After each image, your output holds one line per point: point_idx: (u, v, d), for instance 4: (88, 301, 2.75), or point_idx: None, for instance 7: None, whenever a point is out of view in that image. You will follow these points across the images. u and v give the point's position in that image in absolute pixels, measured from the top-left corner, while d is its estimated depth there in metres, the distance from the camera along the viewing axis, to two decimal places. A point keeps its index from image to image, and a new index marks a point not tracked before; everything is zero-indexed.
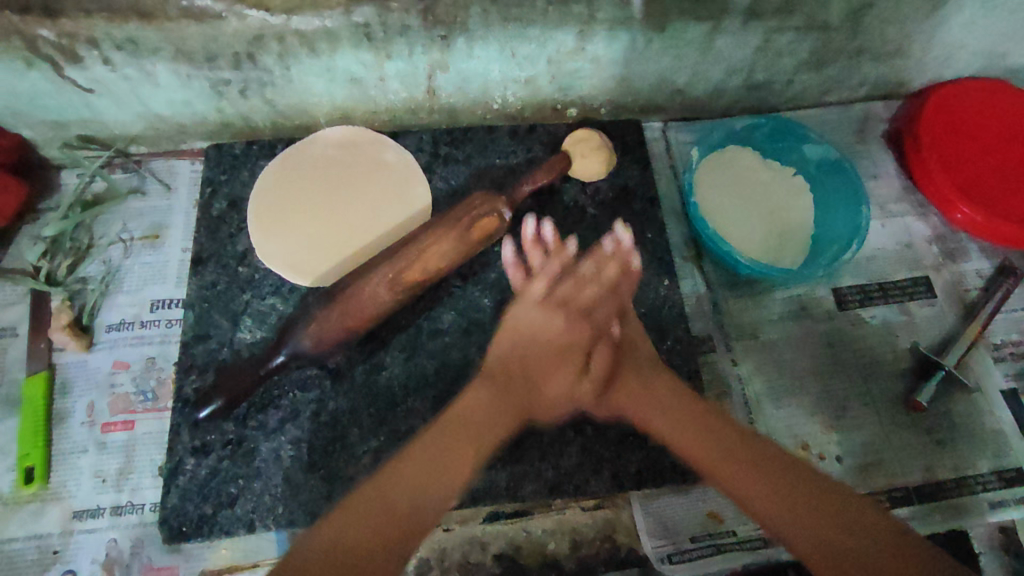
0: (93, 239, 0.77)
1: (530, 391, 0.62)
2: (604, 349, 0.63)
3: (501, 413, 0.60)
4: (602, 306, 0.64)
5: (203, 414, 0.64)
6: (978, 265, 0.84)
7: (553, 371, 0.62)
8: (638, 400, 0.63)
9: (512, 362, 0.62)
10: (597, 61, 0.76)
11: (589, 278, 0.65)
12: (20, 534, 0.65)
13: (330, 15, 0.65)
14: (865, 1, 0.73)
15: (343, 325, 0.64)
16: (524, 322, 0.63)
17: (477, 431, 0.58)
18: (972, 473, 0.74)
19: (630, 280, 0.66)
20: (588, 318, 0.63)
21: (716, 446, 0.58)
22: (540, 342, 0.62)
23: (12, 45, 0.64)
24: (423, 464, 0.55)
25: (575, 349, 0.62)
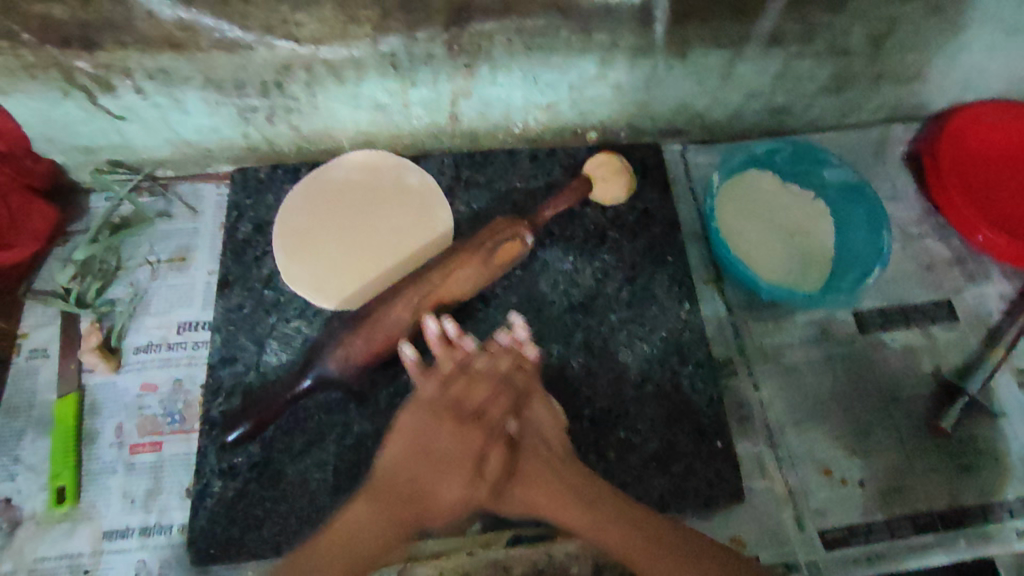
0: (122, 261, 0.79)
1: (418, 481, 0.55)
2: (507, 408, 0.59)
3: (404, 479, 0.55)
4: (495, 402, 0.58)
5: (231, 438, 0.65)
6: (1000, 287, 0.84)
7: (446, 472, 0.55)
8: (535, 481, 0.57)
9: (408, 444, 0.56)
10: (618, 87, 0.77)
11: (485, 356, 0.61)
12: (51, 554, 0.66)
13: (357, 45, 0.66)
14: (886, 27, 0.73)
15: (369, 351, 0.64)
16: (424, 440, 0.56)
17: (386, 497, 0.54)
18: (996, 500, 0.73)
19: (527, 376, 0.61)
20: (481, 422, 0.57)
21: (604, 521, 0.55)
22: (443, 425, 0.57)
23: (50, 77, 0.66)
24: (347, 535, 0.52)
25: (475, 423, 0.57)
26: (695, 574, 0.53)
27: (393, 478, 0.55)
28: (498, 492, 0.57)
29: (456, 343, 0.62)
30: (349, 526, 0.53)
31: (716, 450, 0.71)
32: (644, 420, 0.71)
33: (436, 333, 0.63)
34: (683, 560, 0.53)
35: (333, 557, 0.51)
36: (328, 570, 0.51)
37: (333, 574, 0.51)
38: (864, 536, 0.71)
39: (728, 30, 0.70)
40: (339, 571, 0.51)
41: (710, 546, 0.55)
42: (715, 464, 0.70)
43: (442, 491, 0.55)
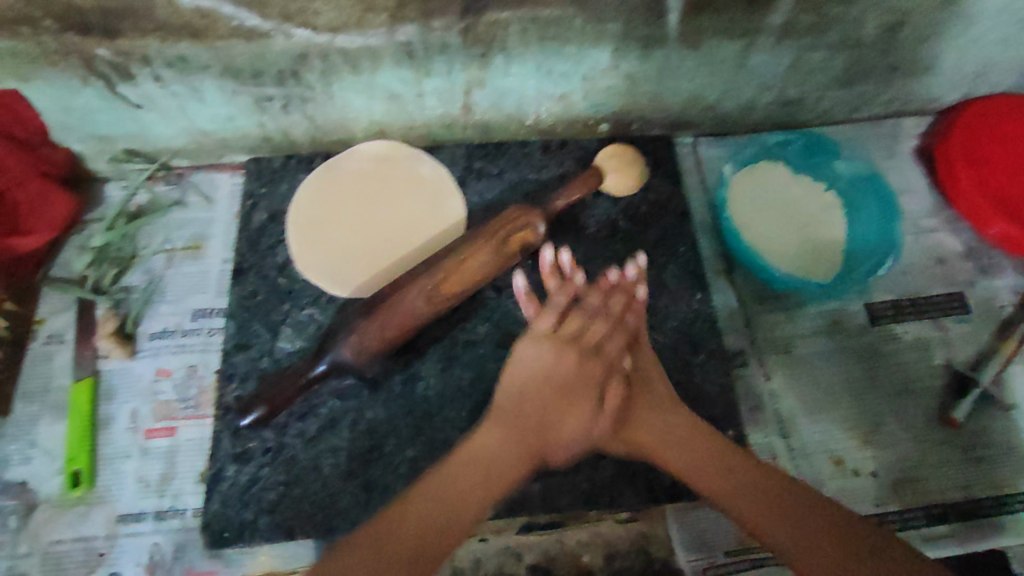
0: (137, 249, 0.79)
1: (542, 422, 0.57)
2: (620, 346, 0.60)
3: (530, 410, 0.57)
4: (612, 339, 0.60)
5: (246, 422, 0.66)
6: (1013, 280, 0.83)
7: (567, 409, 0.57)
8: (654, 428, 0.59)
9: (532, 394, 0.57)
10: (631, 78, 0.77)
11: (591, 293, 0.62)
12: (66, 537, 0.67)
13: (373, 34, 0.67)
14: (899, 19, 0.74)
15: (381, 337, 0.65)
16: (540, 366, 0.58)
17: (511, 427, 0.56)
18: (1009, 492, 0.73)
19: (636, 313, 0.63)
20: (598, 355, 0.59)
21: (704, 468, 0.57)
22: (539, 385, 0.57)
23: (71, 64, 0.67)
24: (435, 500, 0.52)
25: (594, 358, 0.59)
26: (794, 526, 0.52)
27: (501, 459, 0.55)
28: (616, 430, 0.58)
29: (563, 296, 0.61)
30: (442, 484, 0.53)
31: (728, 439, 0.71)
32: None
33: (553, 263, 0.65)
34: (783, 495, 0.54)
35: (404, 514, 0.51)
36: (427, 507, 0.52)
37: (432, 518, 0.51)
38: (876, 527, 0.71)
39: (741, 21, 0.71)
40: (441, 500, 0.52)
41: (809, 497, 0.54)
42: None
43: (564, 424, 0.57)
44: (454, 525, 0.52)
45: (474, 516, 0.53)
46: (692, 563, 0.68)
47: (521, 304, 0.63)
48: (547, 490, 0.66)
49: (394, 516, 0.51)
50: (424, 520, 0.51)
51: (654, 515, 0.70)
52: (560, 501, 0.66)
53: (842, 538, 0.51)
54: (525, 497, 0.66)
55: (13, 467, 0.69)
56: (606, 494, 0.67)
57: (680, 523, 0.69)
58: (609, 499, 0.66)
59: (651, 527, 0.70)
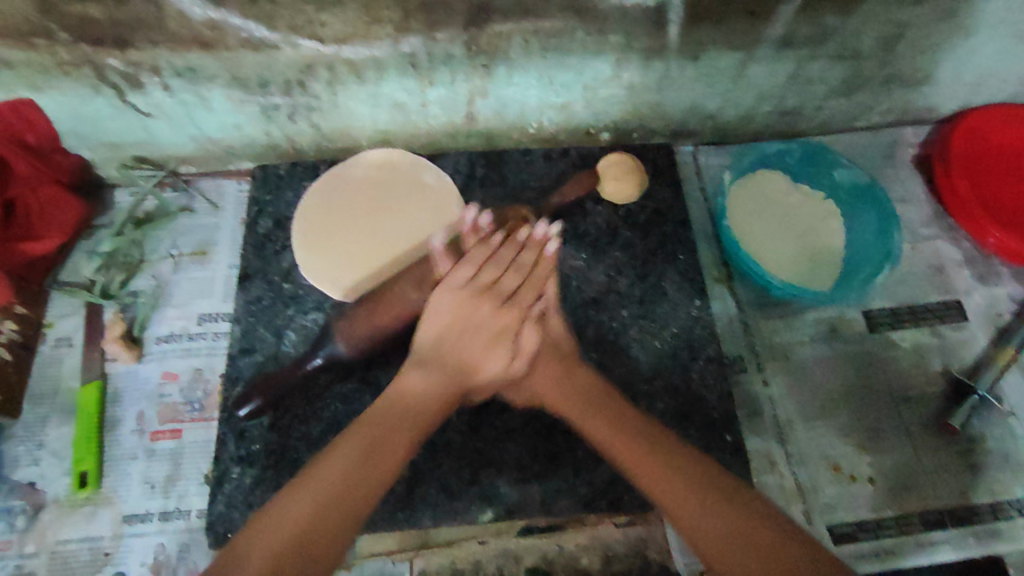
0: (145, 254, 0.81)
1: (461, 366, 0.59)
2: (531, 303, 0.60)
3: (449, 354, 0.59)
4: (522, 291, 0.60)
5: (242, 413, 0.67)
6: (1010, 289, 0.84)
7: (488, 347, 0.59)
8: (555, 387, 0.63)
9: (456, 364, 0.59)
10: (631, 87, 0.79)
11: (512, 248, 0.60)
12: (73, 536, 0.68)
13: (378, 44, 0.68)
14: (896, 31, 0.75)
15: (375, 330, 0.65)
16: (455, 317, 0.58)
17: (407, 412, 0.56)
18: (1007, 499, 0.73)
19: (546, 270, 0.61)
20: (513, 301, 0.60)
21: (656, 467, 0.56)
22: (460, 317, 0.59)
23: (83, 74, 0.68)
24: (338, 470, 0.51)
25: (509, 308, 0.59)
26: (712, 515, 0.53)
27: (428, 394, 0.57)
28: (522, 376, 0.63)
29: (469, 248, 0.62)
30: (376, 425, 0.55)
31: (726, 444, 0.71)
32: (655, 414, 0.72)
33: (471, 223, 0.63)
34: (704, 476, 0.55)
35: (334, 462, 0.51)
36: (332, 478, 0.50)
37: (340, 484, 0.50)
38: (873, 532, 0.71)
39: (740, 32, 0.72)
40: (357, 466, 0.51)
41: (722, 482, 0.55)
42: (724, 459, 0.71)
43: (487, 358, 0.59)
44: (371, 488, 0.51)
45: (384, 482, 0.52)
46: (690, 567, 0.69)
47: (437, 259, 0.64)
48: (546, 493, 0.67)
49: (303, 489, 0.50)
50: (337, 487, 0.50)
51: (653, 519, 0.70)
52: (559, 504, 0.67)
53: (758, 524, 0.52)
54: (524, 500, 0.67)
55: (22, 468, 0.71)
56: (604, 498, 0.68)
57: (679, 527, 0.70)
58: (608, 502, 0.67)
59: (649, 531, 0.70)
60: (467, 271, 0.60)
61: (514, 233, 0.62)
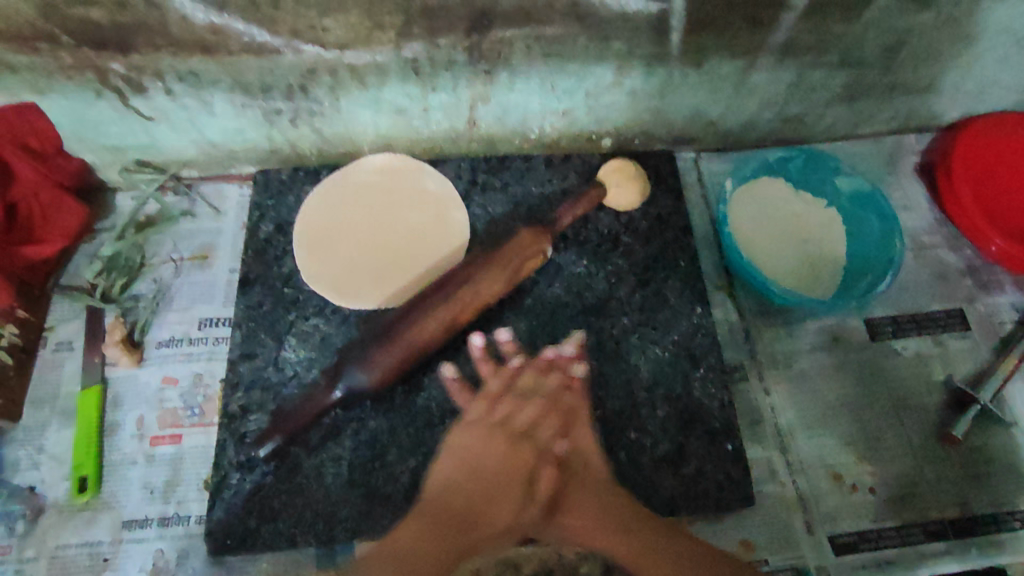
0: (146, 258, 0.81)
1: (474, 509, 0.60)
2: (554, 431, 0.65)
3: (460, 503, 0.61)
4: (544, 424, 0.65)
5: (262, 452, 0.66)
6: (1013, 298, 0.84)
7: (498, 497, 0.61)
8: (586, 527, 0.61)
9: (478, 479, 0.62)
10: (633, 94, 0.79)
11: (530, 376, 0.66)
12: (72, 541, 0.68)
13: (381, 50, 0.68)
14: (899, 38, 0.75)
15: (397, 365, 0.66)
16: (466, 440, 0.64)
17: (444, 511, 0.60)
18: (1008, 509, 0.73)
19: (574, 393, 0.67)
20: (528, 438, 0.64)
21: (647, 555, 0.59)
22: (483, 446, 0.63)
23: (85, 78, 0.68)
24: (410, 551, 0.57)
25: (523, 443, 0.63)
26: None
27: (457, 486, 0.62)
28: (545, 523, 0.62)
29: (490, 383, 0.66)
30: (435, 491, 0.62)
31: (727, 453, 0.71)
32: (655, 422, 0.72)
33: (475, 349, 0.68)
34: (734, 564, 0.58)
35: (420, 521, 0.60)
36: (406, 550, 0.57)
37: (423, 543, 0.58)
38: (874, 542, 0.71)
39: (742, 39, 0.72)
40: (428, 550, 0.57)
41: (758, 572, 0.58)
42: (725, 467, 0.70)
43: (491, 462, 0.62)
44: (451, 530, 0.59)
45: (434, 553, 0.57)
46: None
47: (452, 390, 0.69)
48: None
49: (387, 546, 0.58)
50: (417, 543, 0.58)
51: None
52: None
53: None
54: None
55: (22, 472, 0.71)
56: None
57: None
58: None
59: None
60: (485, 369, 0.67)
61: (533, 358, 0.69)
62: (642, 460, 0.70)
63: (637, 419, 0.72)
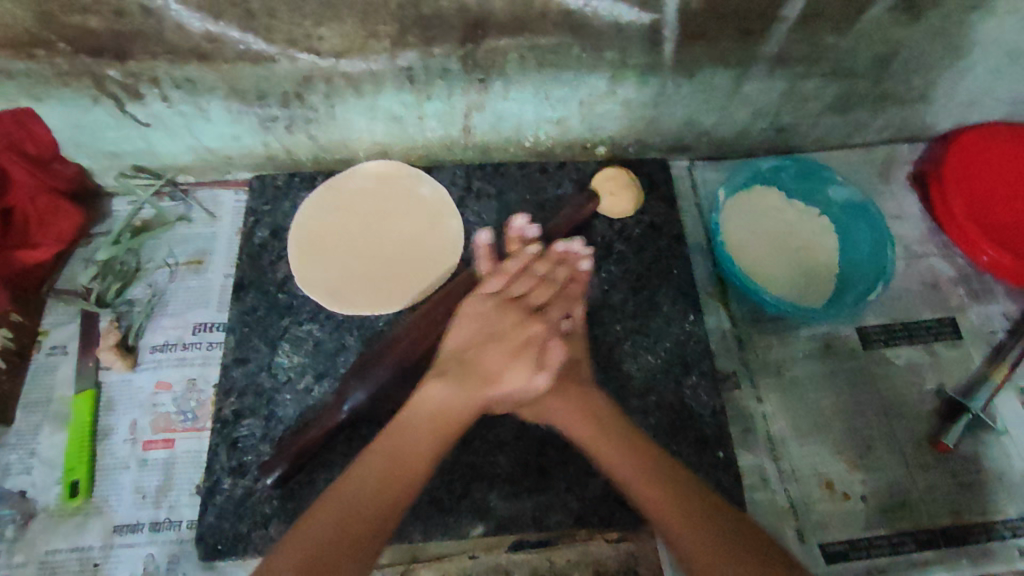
0: (141, 263, 0.81)
1: (488, 375, 0.61)
2: (563, 309, 0.67)
3: (473, 364, 0.61)
4: (555, 305, 0.66)
5: (269, 481, 0.65)
6: (1004, 307, 0.84)
7: (513, 360, 0.61)
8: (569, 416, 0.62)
9: (456, 400, 0.59)
10: (627, 103, 0.79)
11: (545, 287, 0.67)
12: (63, 546, 0.68)
13: (376, 59, 0.69)
14: (890, 51, 0.75)
15: (402, 381, 0.67)
16: (484, 355, 0.61)
17: (458, 382, 0.60)
18: (999, 518, 0.73)
19: (579, 285, 0.69)
20: (542, 316, 0.65)
21: (629, 462, 0.57)
22: (479, 359, 0.61)
23: (83, 85, 0.69)
24: (410, 446, 0.56)
25: (537, 318, 0.64)
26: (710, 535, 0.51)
27: (450, 407, 0.59)
28: (551, 389, 0.63)
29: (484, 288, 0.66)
30: (397, 438, 0.56)
31: (718, 460, 0.71)
32: (647, 428, 0.72)
33: (518, 229, 0.73)
34: (685, 488, 0.55)
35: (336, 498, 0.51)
36: (341, 497, 0.51)
37: (348, 496, 0.51)
38: (865, 550, 0.71)
39: (734, 50, 0.73)
40: (376, 479, 0.53)
41: (713, 505, 0.54)
42: (716, 475, 0.70)
43: (511, 379, 0.60)
44: (355, 515, 0.50)
45: (383, 477, 0.53)
46: None
47: (478, 257, 0.71)
48: (538, 509, 0.67)
49: (316, 512, 0.50)
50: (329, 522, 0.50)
51: (644, 535, 0.70)
52: (550, 520, 0.67)
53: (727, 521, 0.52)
54: (516, 515, 0.67)
55: (13, 476, 0.71)
56: (596, 514, 0.68)
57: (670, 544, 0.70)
58: (599, 518, 0.67)
59: (639, 547, 0.70)
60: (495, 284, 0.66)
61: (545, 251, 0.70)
62: None
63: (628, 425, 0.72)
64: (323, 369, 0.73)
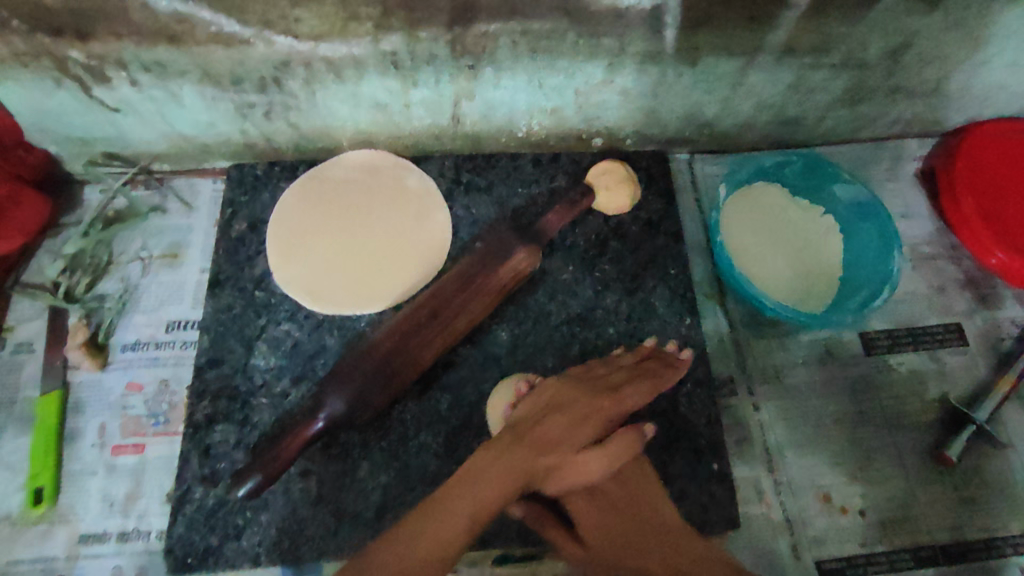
0: (113, 256, 0.77)
1: (550, 443, 0.58)
2: (642, 395, 0.63)
3: (542, 433, 0.59)
4: (635, 389, 0.63)
5: (241, 493, 0.60)
6: (1013, 313, 0.81)
7: (575, 429, 0.60)
8: (585, 515, 0.60)
9: (518, 473, 0.56)
10: (625, 93, 0.75)
11: (609, 396, 0.62)
12: (26, 556, 0.65)
13: (358, 43, 0.64)
14: (905, 41, 0.71)
15: (383, 387, 0.64)
16: (553, 433, 0.58)
17: (512, 452, 0.57)
18: (1002, 535, 0.70)
19: (673, 376, 0.66)
20: (616, 396, 0.62)
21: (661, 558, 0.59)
22: (545, 446, 0.58)
23: (43, 66, 0.64)
24: (462, 503, 0.54)
25: (610, 396, 0.62)
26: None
27: (496, 477, 0.55)
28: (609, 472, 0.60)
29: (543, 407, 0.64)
30: (461, 502, 0.54)
31: (712, 472, 0.69)
32: None
33: None
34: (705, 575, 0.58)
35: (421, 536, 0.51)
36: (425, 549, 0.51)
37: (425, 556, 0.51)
38: (862, 567, 0.69)
39: (740, 38, 0.68)
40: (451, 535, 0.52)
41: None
42: (710, 488, 0.68)
43: (580, 461, 0.59)
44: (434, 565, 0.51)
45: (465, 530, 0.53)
46: None
47: None
48: (523, 522, 0.65)
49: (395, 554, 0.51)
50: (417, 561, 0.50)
51: None
52: (536, 535, 0.64)
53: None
54: (500, 529, 0.64)
55: None
56: None
57: None
58: None
59: None
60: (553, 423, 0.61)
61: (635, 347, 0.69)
62: None
63: None
64: (301, 372, 0.70)
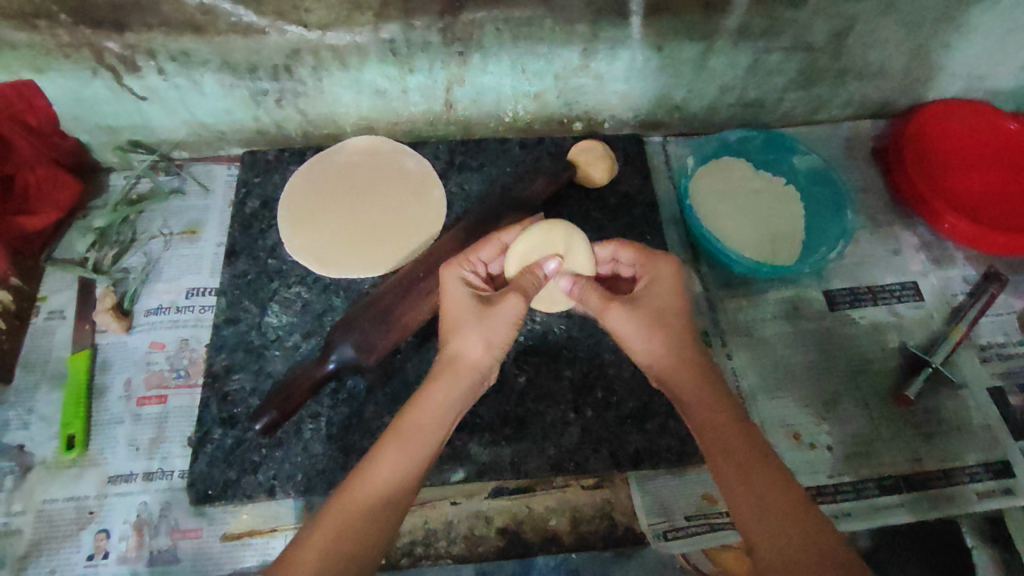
0: (136, 233, 0.84)
1: (449, 329, 0.59)
2: (492, 253, 0.65)
3: (451, 324, 0.59)
4: (486, 250, 0.64)
5: (259, 427, 0.66)
6: (964, 271, 0.88)
7: (463, 317, 0.58)
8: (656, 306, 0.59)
9: (459, 367, 0.57)
10: (600, 77, 0.83)
11: (453, 265, 0.62)
12: (60, 495, 0.71)
13: (360, 31, 0.72)
14: (845, 25, 0.80)
15: (389, 336, 0.69)
16: (451, 318, 0.59)
17: (445, 373, 0.57)
18: (960, 465, 0.76)
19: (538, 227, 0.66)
20: (467, 260, 0.63)
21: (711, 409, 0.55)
22: (488, 329, 0.57)
23: (82, 56, 0.72)
24: (429, 413, 0.55)
25: (464, 263, 0.63)
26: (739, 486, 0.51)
27: (444, 394, 0.56)
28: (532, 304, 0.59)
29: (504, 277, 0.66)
30: (432, 405, 0.56)
31: None
32: (620, 380, 0.74)
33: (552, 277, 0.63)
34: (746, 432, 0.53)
35: (399, 441, 0.54)
36: (397, 467, 0.53)
37: (409, 463, 0.53)
38: (831, 496, 0.75)
39: (699, 24, 0.76)
40: (425, 439, 0.54)
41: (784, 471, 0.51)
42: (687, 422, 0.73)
43: (500, 315, 0.57)
44: (424, 459, 0.54)
45: (432, 435, 0.55)
46: (653, 526, 0.73)
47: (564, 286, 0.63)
48: (515, 455, 0.70)
49: (364, 476, 0.52)
50: (382, 490, 0.52)
51: (618, 483, 0.76)
52: (528, 465, 0.69)
53: (793, 504, 0.49)
54: (494, 461, 0.70)
55: (12, 431, 0.73)
56: (572, 460, 0.70)
57: (643, 489, 0.75)
58: (575, 463, 0.70)
59: (614, 494, 0.75)
60: (523, 260, 0.64)
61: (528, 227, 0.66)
62: (608, 416, 0.72)
63: (603, 379, 0.74)
64: (311, 328, 0.77)
